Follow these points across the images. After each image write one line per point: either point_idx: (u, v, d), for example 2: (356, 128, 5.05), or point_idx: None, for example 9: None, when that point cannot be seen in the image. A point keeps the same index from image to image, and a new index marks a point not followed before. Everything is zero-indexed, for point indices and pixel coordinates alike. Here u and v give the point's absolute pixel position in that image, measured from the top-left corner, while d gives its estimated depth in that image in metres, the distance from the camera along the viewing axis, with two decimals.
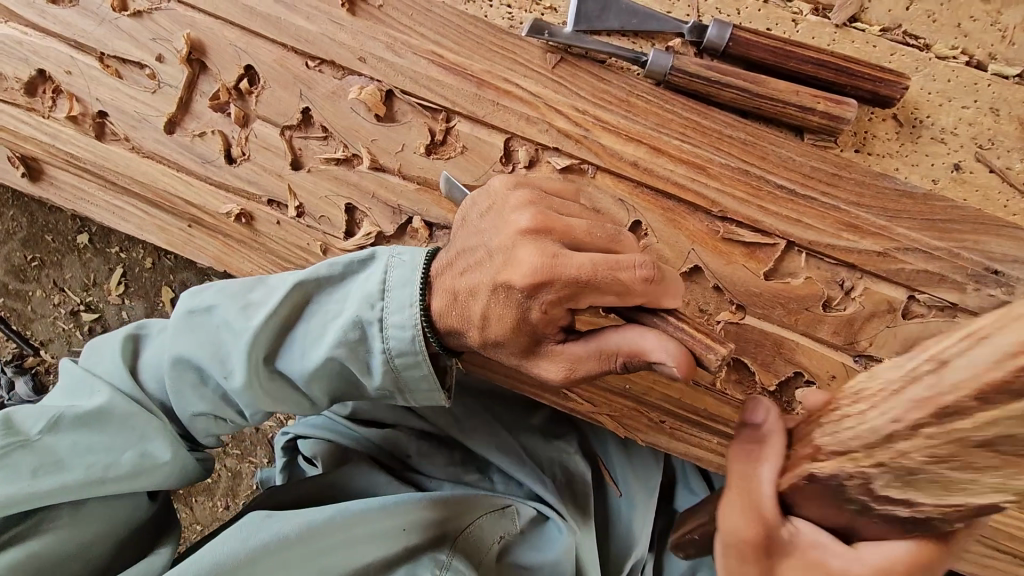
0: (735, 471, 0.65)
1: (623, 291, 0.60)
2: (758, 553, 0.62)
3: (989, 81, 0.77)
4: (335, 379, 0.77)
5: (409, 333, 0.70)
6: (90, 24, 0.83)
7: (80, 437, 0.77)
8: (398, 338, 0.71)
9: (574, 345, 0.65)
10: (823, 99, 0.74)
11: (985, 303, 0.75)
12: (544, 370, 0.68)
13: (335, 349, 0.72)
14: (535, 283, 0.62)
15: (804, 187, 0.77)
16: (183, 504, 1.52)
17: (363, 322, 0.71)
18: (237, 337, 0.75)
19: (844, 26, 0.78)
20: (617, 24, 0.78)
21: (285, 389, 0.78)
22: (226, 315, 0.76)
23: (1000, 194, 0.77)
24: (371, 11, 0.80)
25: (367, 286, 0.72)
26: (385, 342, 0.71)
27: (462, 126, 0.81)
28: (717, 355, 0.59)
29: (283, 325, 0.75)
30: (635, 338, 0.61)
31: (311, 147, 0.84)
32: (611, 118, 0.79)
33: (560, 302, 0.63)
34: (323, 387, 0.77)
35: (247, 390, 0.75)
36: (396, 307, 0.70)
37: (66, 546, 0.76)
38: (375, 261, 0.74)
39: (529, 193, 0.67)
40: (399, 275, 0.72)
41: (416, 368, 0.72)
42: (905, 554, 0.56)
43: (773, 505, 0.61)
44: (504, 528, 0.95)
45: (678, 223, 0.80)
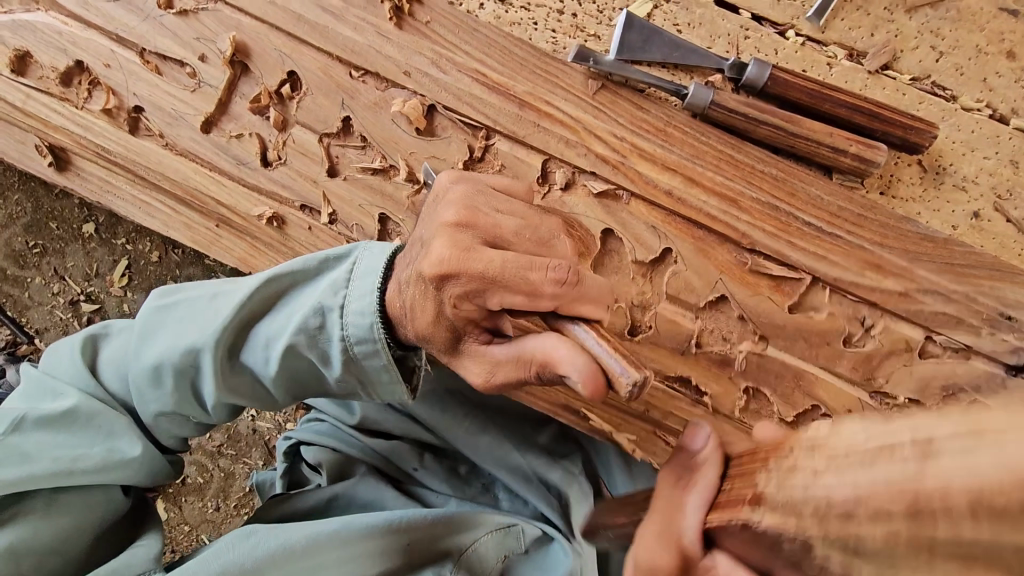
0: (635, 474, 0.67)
1: (532, 293, 0.59)
2: None
3: (1010, 134, 0.80)
4: (301, 371, 0.76)
5: (370, 321, 0.70)
6: (134, 19, 0.83)
7: (47, 435, 0.76)
8: (357, 325, 0.70)
9: (498, 349, 0.65)
10: (856, 143, 0.77)
11: (999, 347, 0.79)
12: (473, 374, 0.67)
13: (298, 337, 0.72)
14: (442, 273, 0.62)
15: (831, 225, 0.79)
16: (171, 504, 1.48)
17: (324, 308, 0.71)
18: (198, 329, 0.73)
19: (877, 73, 0.81)
20: (659, 56, 0.80)
21: (247, 382, 0.77)
22: (192, 305, 0.76)
23: (1014, 242, 0.80)
24: (417, 26, 0.81)
25: (333, 276, 0.73)
26: (344, 329, 0.71)
27: (501, 145, 0.82)
28: (630, 380, 0.53)
29: (249, 318, 0.74)
30: (548, 347, 0.59)
31: (349, 156, 0.84)
32: (649, 146, 0.80)
33: (468, 297, 0.63)
34: (288, 379, 0.76)
35: (206, 380, 0.74)
36: (359, 294, 0.70)
37: (40, 539, 0.75)
38: (345, 255, 0.74)
39: (466, 187, 0.66)
40: (365, 266, 0.72)
41: (375, 358, 0.71)
42: None
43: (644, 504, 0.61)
44: (510, 547, 0.94)
45: (708, 252, 0.81)
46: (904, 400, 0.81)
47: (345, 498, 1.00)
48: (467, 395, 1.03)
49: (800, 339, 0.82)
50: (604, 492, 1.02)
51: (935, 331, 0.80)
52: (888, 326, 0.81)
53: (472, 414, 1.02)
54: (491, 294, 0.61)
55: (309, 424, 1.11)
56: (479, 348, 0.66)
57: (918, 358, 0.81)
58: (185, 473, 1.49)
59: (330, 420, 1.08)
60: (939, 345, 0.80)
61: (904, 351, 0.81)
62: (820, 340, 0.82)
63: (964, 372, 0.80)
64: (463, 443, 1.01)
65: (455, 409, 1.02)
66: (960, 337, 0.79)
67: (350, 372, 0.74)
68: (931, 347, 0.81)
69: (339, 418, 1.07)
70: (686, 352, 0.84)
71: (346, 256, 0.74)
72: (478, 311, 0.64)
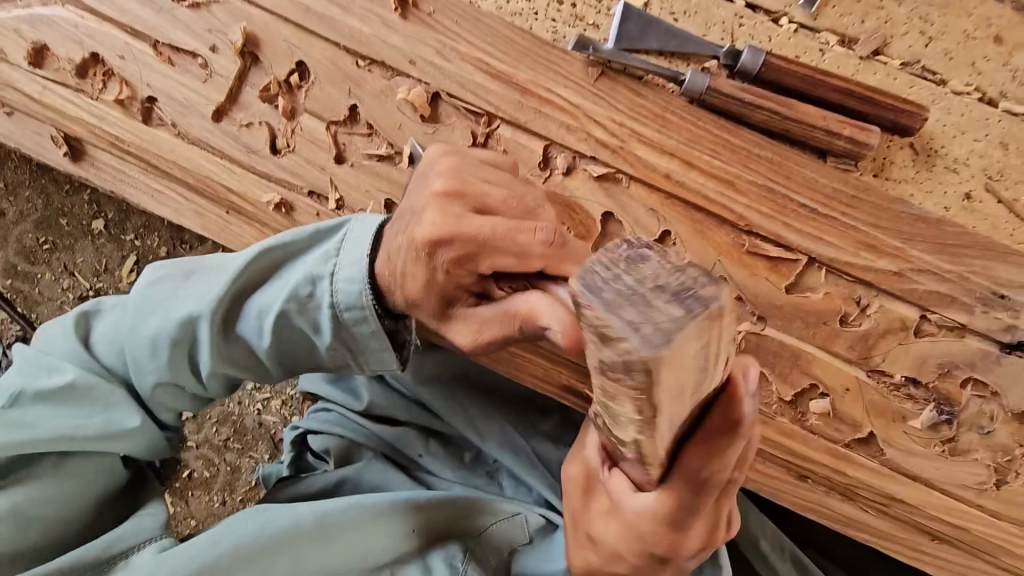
0: (585, 438, 0.72)
1: (522, 254, 0.64)
2: (583, 493, 0.72)
3: (999, 117, 0.83)
4: (294, 342, 0.78)
5: (359, 287, 0.72)
6: (148, 12, 0.86)
7: (45, 408, 0.78)
8: (347, 293, 0.72)
9: (485, 311, 0.68)
10: (849, 125, 0.80)
11: (993, 325, 0.81)
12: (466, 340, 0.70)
13: (289, 305, 0.74)
14: (433, 238, 0.65)
15: (826, 207, 0.82)
16: (178, 497, 1.49)
17: (315, 278, 0.73)
18: (191, 302, 0.76)
19: (868, 58, 0.83)
20: (656, 45, 0.83)
21: (242, 353, 0.79)
22: (185, 279, 0.78)
23: (1006, 223, 0.83)
24: (421, 17, 0.83)
25: (323, 246, 0.74)
26: (334, 297, 0.72)
27: (503, 131, 0.84)
28: (613, 334, 0.57)
29: (241, 290, 0.77)
30: (533, 303, 0.62)
31: (355, 143, 0.86)
32: (647, 132, 0.82)
33: (460, 261, 0.66)
34: (281, 350, 0.78)
35: (202, 351, 0.76)
36: (348, 263, 0.72)
37: (45, 505, 0.77)
38: (337, 226, 0.76)
39: (454, 159, 0.70)
40: (355, 235, 0.73)
41: (365, 326, 0.73)
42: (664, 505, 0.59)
43: (598, 457, 0.67)
44: (514, 535, 0.96)
45: (706, 234, 0.83)
46: (900, 378, 0.84)
47: (352, 482, 1.03)
48: (473, 384, 1.05)
49: (797, 319, 0.84)
50: None
51: (929, 310, 0.82)
52: (883, 305, 0.82)
53: (477, 401, 1.05)
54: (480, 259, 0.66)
55: (315, 414, 1.13)
56: (468, 311, 0.69)
57: (914, 337, 0.83)
58: (191, 466, 1.50)
59: (337, 409, 1.10)
60: (934, 324, 0.82)
61: (900, 329, 0.83)
62: (816, 320, 0.83)
63: (959, 350, 0.82)
64: (465, 428, 1.03)
65: (459, 396, 1.04)
66: (954, 315, 0.81)
67: (343, 339, 0.76)
68: (927, 325, 0.82)
69: (345, 406, 1.09)
70: None
71: (338, 227, 0.76)
72: (468, 275, 0.68)
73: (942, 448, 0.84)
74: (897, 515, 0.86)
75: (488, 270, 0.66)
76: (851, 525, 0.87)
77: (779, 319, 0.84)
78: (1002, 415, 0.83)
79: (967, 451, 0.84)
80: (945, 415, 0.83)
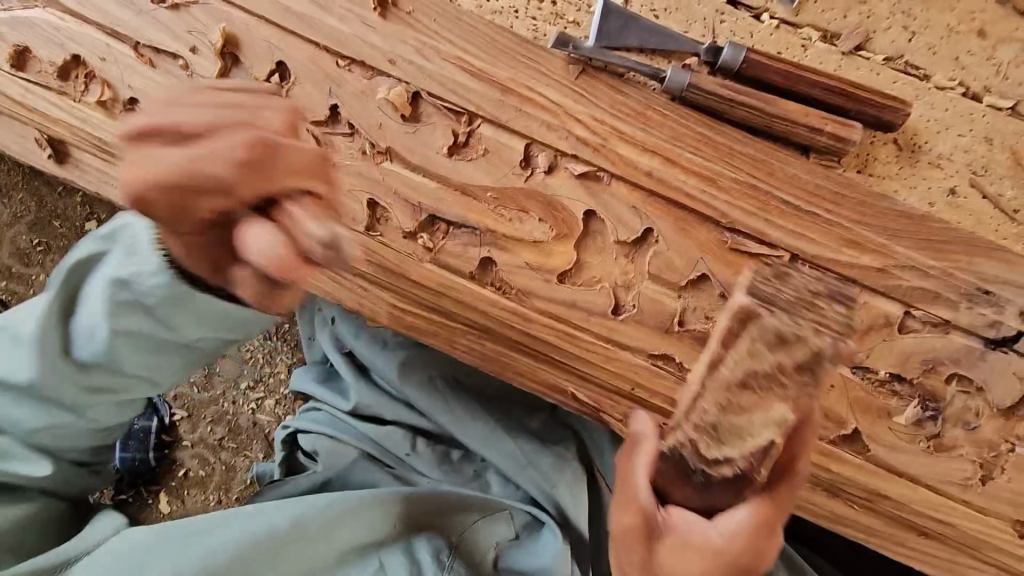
0: (620, 468, 0.76)
1: (296, 178, 0.75)
2: (641, 537, 0.72)
3: (983, 112, 0.82)
4: (166, 343, 0.87)
5: (162, 282, 0.80)
6: (128, 14, 0.86)
7: None
8: (150, 283, 0.81)
9: (241, 269, 0.76)
10: (830, 122, 0.80)
11: (977, 321, 0.81)
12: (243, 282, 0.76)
13: (116, 309, 0.83)
14: (180, 210, 0.74)
15: (809, 203, 0.81)
16: (174, 497, 1.49)
17: (111, 279, 0.82)
18: (20, 345, 0.87)
19: (851, 53, 0.83)
20: (637, 42, 0.83)
21: (174, 358, 0.89)
22: (13, 324, 0.89)
23: (991, 218, 0.82)
24: (401, 17, 0.83)
25: (112, 265, 0.83)
26: (138, 290, 0.81)
27: (484, 129, 0.84)
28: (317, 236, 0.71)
29: (60, 317, 0.86)
30: (244, 240, 0.74)
31: (337, 144, 0.86)
32: (628, 129, 0.82)
33: (185, 215, 0.74)
34: (162, 352, 0.88)
35: (64, 379, 0.87)
36: (140, 260, 0.81)
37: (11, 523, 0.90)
38: (112, 231, 0.85)
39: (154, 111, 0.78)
40: (133, 239, 0.83)
41: (205, 302, 0.82)
42: (748, 517, 0.70)
43: (648, 497, 0.72)
44: (499, 533, 0.98)
45: (689, 232, 0.83)
46: (885, 374, 0.84)
47: (339, 481, 1.05)
48: (461, 384, 1.06)
49: None
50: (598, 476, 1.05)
51: (913, 306, 0.81)
52: (867, 301, 0.82)
53: (464, 399, 1.05)
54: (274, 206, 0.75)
55: (306, 413, 1.12)
56: (244, 273, 0.76)
57: (898, 333, 0.82)
58: (187, 466, 1.50)
59: (328, 410, 1.10)
60: (918, 320, 0.82)
61: (884, 326, 0.82)
62: None
63: (943, 346, 0.82)
64: (453, 428, 1.03)
65: (446, 393, 1.04)
66: (938, 311, 0.81)
67: (190, 326, 0.85)
68: (910, 322, 0.82)
69: (335, 406, 1.10)
70: (671, 330, 0.85)
71: (117, 230, 0.85)
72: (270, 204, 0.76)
73: (927, 444, 0.84)
74: (883, 511, 0.85)
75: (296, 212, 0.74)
76: (837, 522, 0.86)
77: None
78: (988, 411, 0.83)
79: (952, 448, 0.84)
80: (929, 412, 0.83)
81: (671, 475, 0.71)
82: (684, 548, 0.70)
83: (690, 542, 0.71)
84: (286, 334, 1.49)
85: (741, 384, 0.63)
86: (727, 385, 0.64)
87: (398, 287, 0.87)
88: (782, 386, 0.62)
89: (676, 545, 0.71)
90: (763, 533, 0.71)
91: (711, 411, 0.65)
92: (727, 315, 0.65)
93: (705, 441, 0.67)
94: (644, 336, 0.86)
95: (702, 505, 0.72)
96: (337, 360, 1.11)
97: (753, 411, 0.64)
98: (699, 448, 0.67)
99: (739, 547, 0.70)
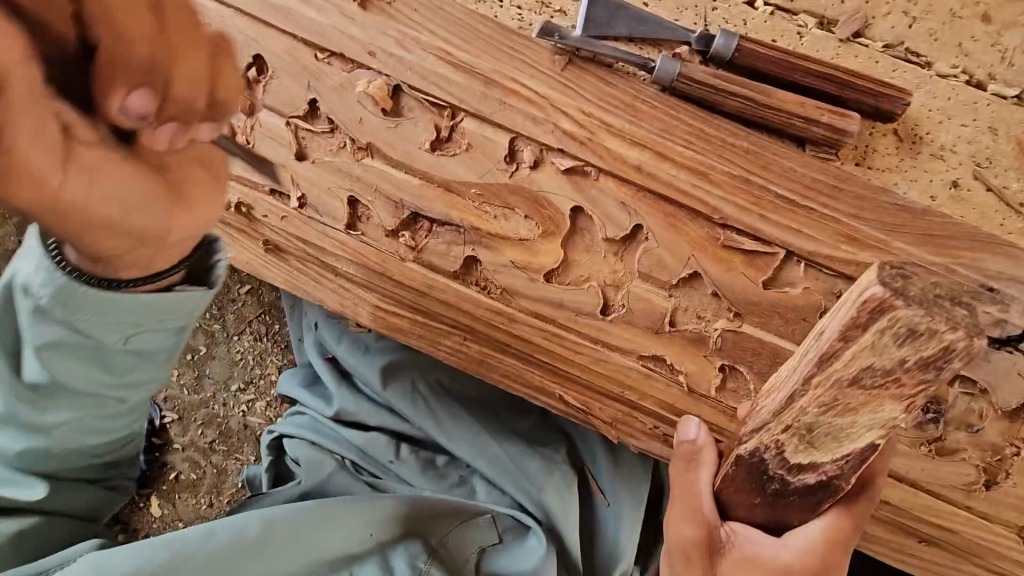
0: (682, 479, 0.82)
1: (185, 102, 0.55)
2: (704, 553, 0.78)
3: (988, 101, 0.79)
4: (106, 356, 0.74)
5: (49, 281, 0.65)
6: None
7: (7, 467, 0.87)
8: (42, 286, 0.66)
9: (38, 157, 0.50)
10: (827, 112, 0.76)
11: (982, 320, 0.77)
12: (75, 188, 0.54)
13: (31, 322, 0.71)
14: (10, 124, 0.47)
15: (805, 197, 0.78)
16: (165, 501, 1.46)
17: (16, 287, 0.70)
18: None
19: (848, 41, 0.80)
20: (626, 30, 0.80)
21: (123, 372, 0.78)
22: None
23: (997, 212, 0.79)
24: (381, 6, 0.80)
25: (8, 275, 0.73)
26: (36, 297, 0.68)
27: (467, 124, 0.81)
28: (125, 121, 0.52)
29: None
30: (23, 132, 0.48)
31: (317, 140, 0.84)
32: (616, 122, 0.79)
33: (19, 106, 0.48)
34: (103, 365, 0.76)
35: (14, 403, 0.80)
36: (29, 260, 0.67)
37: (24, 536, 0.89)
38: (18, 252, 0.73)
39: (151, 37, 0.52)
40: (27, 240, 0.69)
41: (118, 299, 0.67)
42: (822, 529, 0.74)
43: (712, 510, 0.78)
44: (483, 538, 0.97)
45: (679, 228, 0.80)
46: None
47: (316, 494, 1.02)
48: (449, 386, 1.05)
49: (776, 316, 0.80)
50: (589, 479, 1.04)
51: None
52: None
53: (450, 402, 1.03)
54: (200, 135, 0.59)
55: (292, 418, 1.10)
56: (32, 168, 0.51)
57: None
58: (178, 469, 1.48)
59: (310, 414, 1.08)
60: None
61: None
62: (796, 316, 0.80)
63: None
64: (436, 434, 1.02)
65: (431, 397, 1.03)
66: None
67: (119, 330, 0.71)
68: None
69: (319, 411, 1.08)
70: (661, 331, 0.82)
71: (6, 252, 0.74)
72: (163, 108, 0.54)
73: (927, 448, 0.81)
74: (881, 517, 0.83)
75: (173, 130, 0.56)
76: None
77: (757, 316, 0.81)
78: (992, 413, 0.80)
79: (955, 452, 0.81)
80: (930, 414, 0.80)
81: (737, 485, 0.75)
82: (751, 563, 0.74)
83: (756, 556, 0.74)
84: (277, 334, 1.48)
85: (855, 383, 0.58)
86: (838, 382, 0.59)
87: (381, 288, 0.87)
88: (898, 385, 0.58)
89: (741, 560, 0.74)
90: (836, 545, 0.74)
91: (811, 411, 0.62)
92: (852, 306, 0.58)
93: (794, 444, 0.66)
94: (635, 337, 0.83)
95: (772, 518, 0.75)
96: (320, 364, 1.10)
97: (859, 412, 0.61)
98: (786, 455, 0.67)
99: (811, 563, 0.72)
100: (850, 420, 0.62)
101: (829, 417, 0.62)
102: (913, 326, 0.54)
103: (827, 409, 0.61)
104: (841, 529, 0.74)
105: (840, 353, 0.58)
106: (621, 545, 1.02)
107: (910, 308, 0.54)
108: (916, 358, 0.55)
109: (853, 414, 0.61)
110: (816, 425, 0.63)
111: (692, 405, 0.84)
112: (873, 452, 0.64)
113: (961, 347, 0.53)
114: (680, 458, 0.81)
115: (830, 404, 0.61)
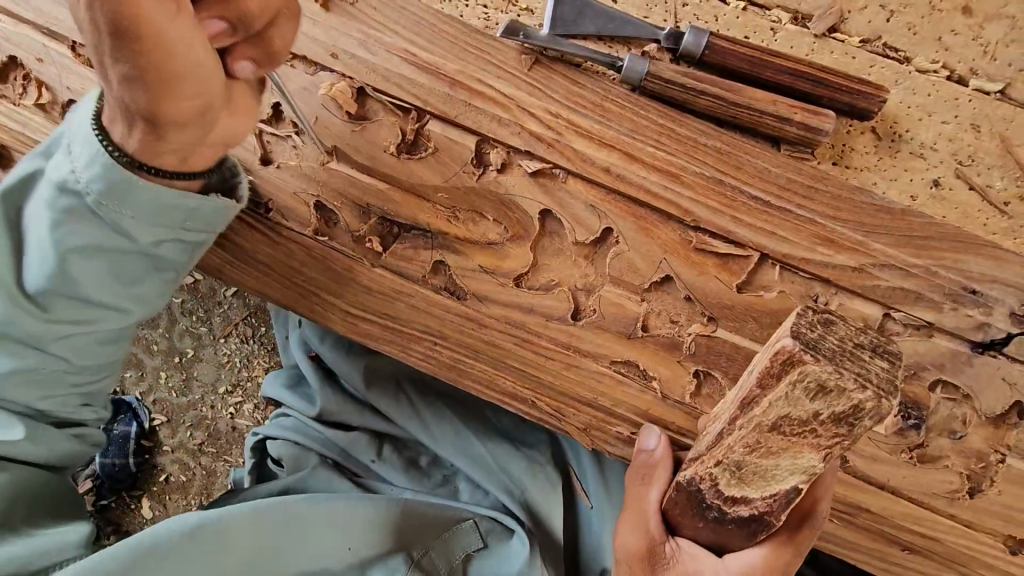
0: (632, 492, 0.80)
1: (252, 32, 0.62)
2: (644, 564, 0.77)
3: (969, 97, 0.76)
4: (126, 259, 0.73)
5: (99, 168, 0.65)
6: (63, 12, 0.83)
7: None
8: (90, 172, 0.66)
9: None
10: (800, 110, 0.74)
11: (964, 324, 0.75)
12: (167, 23, 0.54)
13: (77, 223, 0.69)
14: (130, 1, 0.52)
15: (779, 198, 0.75)
16: (157, 500, 1.47)
17: (58, 182, 0.68)
18: None
19: (824, 36, 0.77)
20: (593, 29, 0.78)
21: (141, 286, 0.76)
22: None
23: (980, 212, 0.76)
24: (344, 7, 0.79)
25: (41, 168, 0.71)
26: (84, 185, 0.67)
27: (433, 126, 0.79)
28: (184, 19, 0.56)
29: (15, 249, 0.73)
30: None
31: (282, 145, 0.83)
32: (584, 122, 0.77)
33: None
34: (123, 276, 0.74)
35: (26, 324, 0.74)
36: (77, 147, 0.67)
37: None
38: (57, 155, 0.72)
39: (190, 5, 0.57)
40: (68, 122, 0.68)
41: (129, 195, 0.67)
42: (761, 558, 0.73)
43: (657, 525, 0.77)
44: (468, 543, 0.96)
45: (650, 231, 0.78)
46: None
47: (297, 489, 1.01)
48: (427, 388, 1.03)
49: (750, 320, 0.78)
50: (573, 482, 1.02)
51: (893, 308, 0.76)
52: (843, 304, 0.76)
53: (431, 404, 1.02)
54: (236, 52, 0.65)
55: (276, 419, 1.09)
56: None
57: None
58: (168, 470, 1.48)
59: (294, 415, 1.07)
60: (899, 323, 0.76)
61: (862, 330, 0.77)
62: (771, 321, 0.78)
63: (926, 351, 0.76)
64: (419, 433, 1.01)
65: (410, 399, 1.02)
66: (920, 313, 0.75)
67: (147, 225, 0.70)
68: (892, 324, 0.77)
69: (302, 413, 1.06)
70: (634, 336, 0.80)
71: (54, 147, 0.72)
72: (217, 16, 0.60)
73: (909, 455, 0.79)
74: (861, 525, 0.80)
75: (249, 69, 0.66)
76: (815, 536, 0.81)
77: (731, 321, 0.79)
78: (975, 419, 0.77)
79: (936, 458, 0.79)
80: (911, 420, 0.78)
81: (681, 504, 0.73)
82: None
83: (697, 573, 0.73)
84: (262, 336, 1.46)
85: (773, 428, 0.59)
86: (759, 427, 0.60)
87: (347, 293, 0.82)
88: (816, 435, 0.59)
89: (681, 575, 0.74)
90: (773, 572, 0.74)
91: (738, 449, 0.63)
92: (769, 355, 0.59)
93: (725, 477, 0.66)
94: (608, 342, 0.80)
95: (713, 541, 0.75)
96: (303, 364, 1.07)
97: (780, 455, 0.62)
98: (719, 486, 0.67)
99: None
100: (773, 461, 0.62)
101: (750, 459, 0.63)
102: (824, 382, 0.55)
103: (748, 451, 0.63)
104: (778, 556, 0.74)
105: (760, 400, 0.59)
106: (600, 546, 1.00)
107: (821, 363, 0.55)
108: (840, 419, 0.57)
109: (773, 457, 0.62)
110: (741, 466, 0.64)
111: (667, 412, 0.81)
112: (799, 495, 0.65)
113: (874, 405, 0.55)
114: (634, 471, 0.79)
115: (753, 446, 0.62)
